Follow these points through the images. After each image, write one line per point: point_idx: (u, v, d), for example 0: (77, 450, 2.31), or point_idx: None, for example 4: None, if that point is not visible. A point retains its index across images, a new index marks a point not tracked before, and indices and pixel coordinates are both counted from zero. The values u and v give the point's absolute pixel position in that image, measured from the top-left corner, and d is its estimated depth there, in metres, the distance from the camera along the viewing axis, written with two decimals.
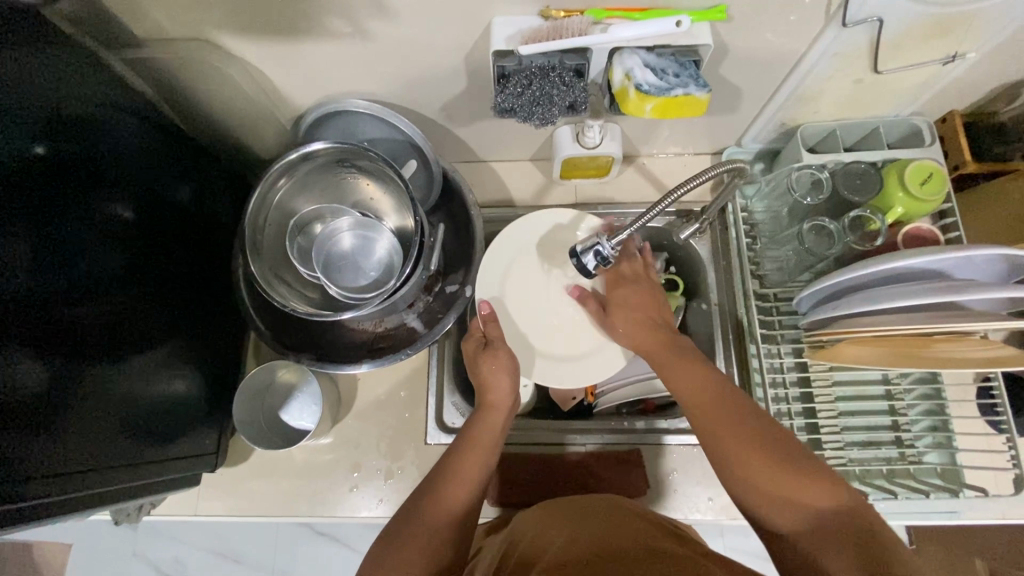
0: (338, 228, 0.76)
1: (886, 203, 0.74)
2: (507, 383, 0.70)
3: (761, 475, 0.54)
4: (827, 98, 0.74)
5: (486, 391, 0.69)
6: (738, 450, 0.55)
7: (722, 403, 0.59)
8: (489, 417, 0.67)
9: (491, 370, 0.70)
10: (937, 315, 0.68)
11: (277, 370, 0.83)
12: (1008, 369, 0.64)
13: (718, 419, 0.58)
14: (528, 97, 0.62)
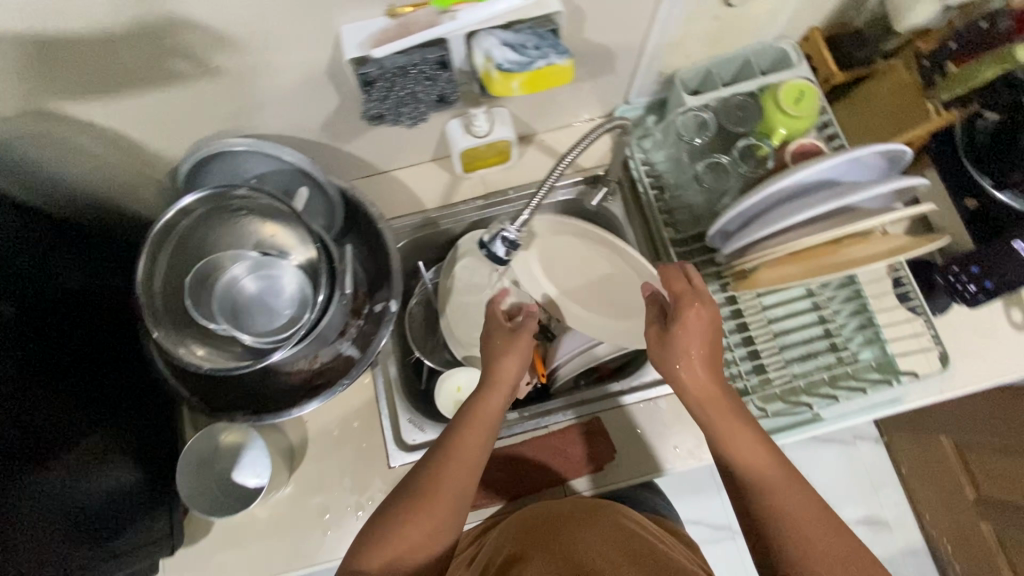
0: (237, 276, 0.72)
1: (769, 128, 0.76)
2: (514, 364, 0.71)
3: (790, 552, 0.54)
4: (692, 39, 0.77)
5: (493, 370, 0.71)
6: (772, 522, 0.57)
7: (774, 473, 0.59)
8: (491, 400, 0.69)
9: (504, 352, 0.72)
10: (838, 222, 0.71)
11: (219, 433, 0.79)
12: (909, 258, 0.68)
13: (788, 494, 0.57)
14: (393, 100, 0.62)
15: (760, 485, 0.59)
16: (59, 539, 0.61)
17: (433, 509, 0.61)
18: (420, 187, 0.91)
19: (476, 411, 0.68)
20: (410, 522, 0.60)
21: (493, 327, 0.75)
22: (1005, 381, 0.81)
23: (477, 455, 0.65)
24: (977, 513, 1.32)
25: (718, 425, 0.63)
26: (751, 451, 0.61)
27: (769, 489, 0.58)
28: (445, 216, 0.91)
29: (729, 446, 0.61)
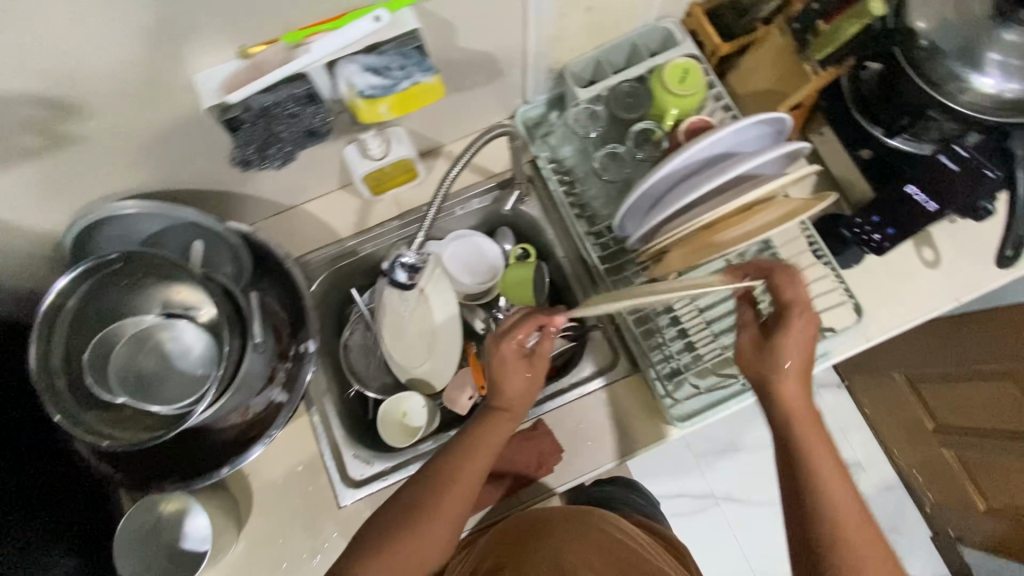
0: (136, 343, 0.70)
1: (661, 111, 0.77)
2: (523, 389, 0.71)
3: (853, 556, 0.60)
4: (572, 32, 0.76)
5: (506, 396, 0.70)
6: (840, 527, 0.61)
7: (841, 489, 0.63)
8: (501, 422, 0.70)
9: (521, 382, 0.70)
10: (733, 194, 0.71)
11: (158, 504, 0.76)
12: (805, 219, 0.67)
13: (850, 514, 0.62)
14: (258, 138, 0.59)
15: (824, 496, 0.62)
16: None
17: (433, 536, 0.64)
18: (333, 218, 0.89)
19: (485, 448, 0.68)
20: (412, 548, 0.63)
21: (505, 350, 0.70)
22: (926, 320, 0.83)
23: (473, 481, 0.67)
24: (940, 443, 1.36)
25: (800, 428, 0.65)
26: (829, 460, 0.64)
27: (830, 496, 0.62)
28: (363, 243, 0.89)
29: (807, 457, 0.64)
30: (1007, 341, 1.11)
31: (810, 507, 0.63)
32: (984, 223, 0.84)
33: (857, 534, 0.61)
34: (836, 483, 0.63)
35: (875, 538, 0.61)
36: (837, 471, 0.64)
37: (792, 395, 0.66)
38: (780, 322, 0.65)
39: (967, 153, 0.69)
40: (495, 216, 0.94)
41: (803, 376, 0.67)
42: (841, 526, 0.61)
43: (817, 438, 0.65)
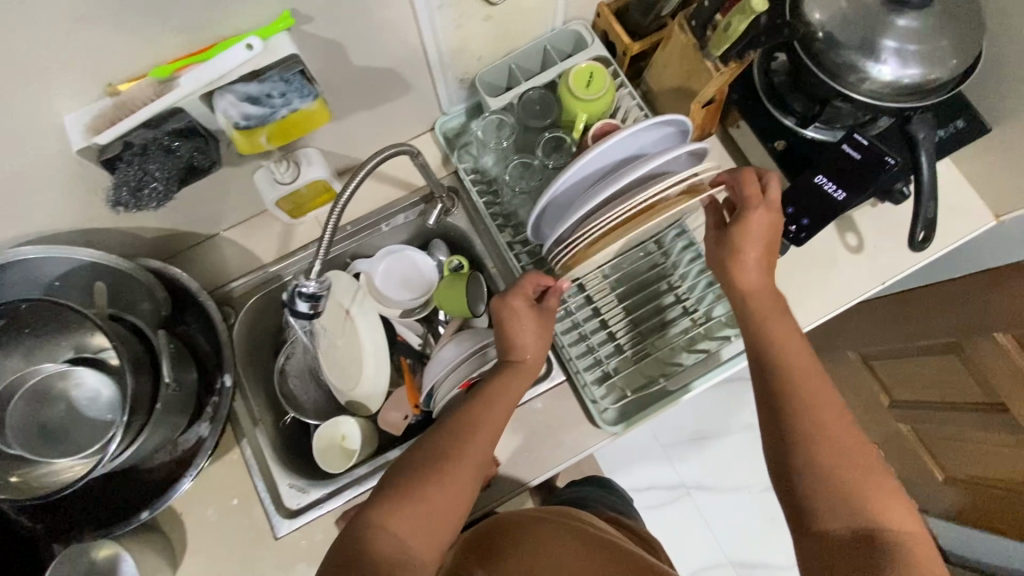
0: (38, 393, 0.69)
1: (571, 116, 0.76)
2: (534, 344, 0.72)
3: (824, 419, 0.62)
4: (476, 43, 0.75)
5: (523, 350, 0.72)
6: (808, 394, 0.64)
7: (822, 390, 0.64)
8: (517, 378, 0.72)
9: (530, 338, 0.72)
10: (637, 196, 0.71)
11: (90, 551, 0.71)
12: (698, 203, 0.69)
13: (821, 399, 0.64)
14: (128, 180, 0.57)
15: (797, 380, 0.65)
16: None
17: (457, 481, 0.63)
18: (255, 243, 0.88)
19: (500, 398, 0.69)
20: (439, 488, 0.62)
21: (519, 297, 0.72)
22: (849, 306, 0.84)
23: (494, 430, 0.68)
24: (894, 417, 1.37)
25: (761, 314, 0.69)
26: (795, 342, 0.67)
27: (797, 373, 0.65)
28: (288, 268, 0.88)
29: (778, 351, 0.67)
30: (944, 314, 1.12)
31: (788, 406, 0.64)
32: (901, 206, 0.85)
33: (835, 430, 0.62)
34: (814, 384, 0.65)
35: (854, 438, 0.62)
36: (819, 377, 0.65)
37: (768, 305, 0.69)
38: (740, 213, 0.68)
39: (866, 141, 0.73)
40: (424, 230, 0.93)
41: (771, 290, 0.69)
42: (817, 424, 0.63)
43: (797, 347, 0.67)
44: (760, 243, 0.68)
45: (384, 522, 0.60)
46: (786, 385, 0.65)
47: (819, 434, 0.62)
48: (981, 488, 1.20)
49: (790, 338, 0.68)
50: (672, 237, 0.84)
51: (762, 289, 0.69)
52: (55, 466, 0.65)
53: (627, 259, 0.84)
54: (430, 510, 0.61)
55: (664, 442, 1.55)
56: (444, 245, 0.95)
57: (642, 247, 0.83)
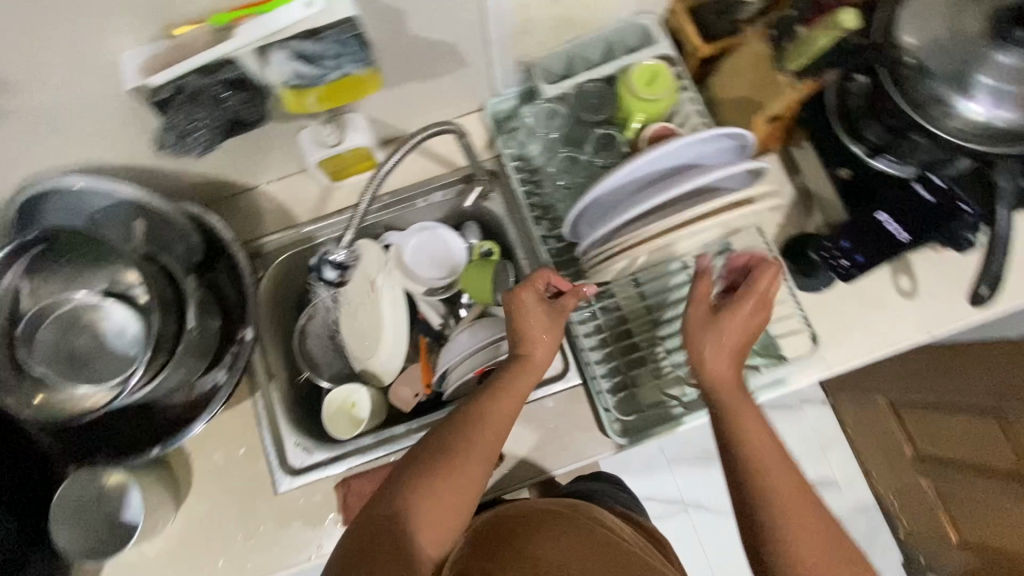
0: (74, 317, 0.71)
1: (627, 114, 0.73)
2: (545, 337, 0.70)
3: (811, 547, 0.55)
4: (539, 26, 0.73)
5: (529, 351, 0.69)
6: (787, 519, 0.56)
7: (792, 494, 0.57)
8: (524, 375, 0.69)
9: (539, 331, 0.70)
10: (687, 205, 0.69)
11: (100, 477, 0.77)
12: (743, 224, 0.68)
13: (803, 521, 0.56)
14: (176, 127, 0.58)
15: (772, 497, 0.57)
16: None
17: (462, 471, 0.62)
18: (292, 201, 0.88)
19: (509, 389, 0.67)
20: (440, 484, 0.60)
21: (529, 292, 0.69)
22: (895, 353, 0.78)
23: (506, 423, 0.66)
24: (917, 472, 1.31)
25: (731, 415, 0.62)
26: (772, 449, 0.60)
27: (773, 489, 0.57)
28: (321, 230, 0.88)
29: (755, 465, 0.59)
30: (991, 373, 1.05)
31: (766, 530, 0.57)
32: (967, 256, 0.79)
33: (807, 544, 0.55)
34: (784, 488, 0.57)
35: (827, 551, 0.55)
36: (792, 479, 0.58)
37: (742, 406, 0.62)
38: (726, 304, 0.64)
39: (941, 183, 0.68)
40: (460, 210, 0.92)
41: (740, 386, 0.63)
42: (788, 532, 0.56)
43: (766, 439, 0.60)
44: (737, 331, 0.63)
45: (380, 525, 0.59)
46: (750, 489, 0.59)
47: (784, 548, 0.55)
48: (998, 560, 1.14)
49: (766, 443, 0.60)
50: (714, 254, 0.80)
51: (734, 388, 0.63)
52: (75, 392, 0.67)
53: (663, 270, 0.81)
54: (425, 521, 0.59)
55: (671, 457, 1.53)
56: (479, 228, 0.94)
57: (680, 260, 0.80)
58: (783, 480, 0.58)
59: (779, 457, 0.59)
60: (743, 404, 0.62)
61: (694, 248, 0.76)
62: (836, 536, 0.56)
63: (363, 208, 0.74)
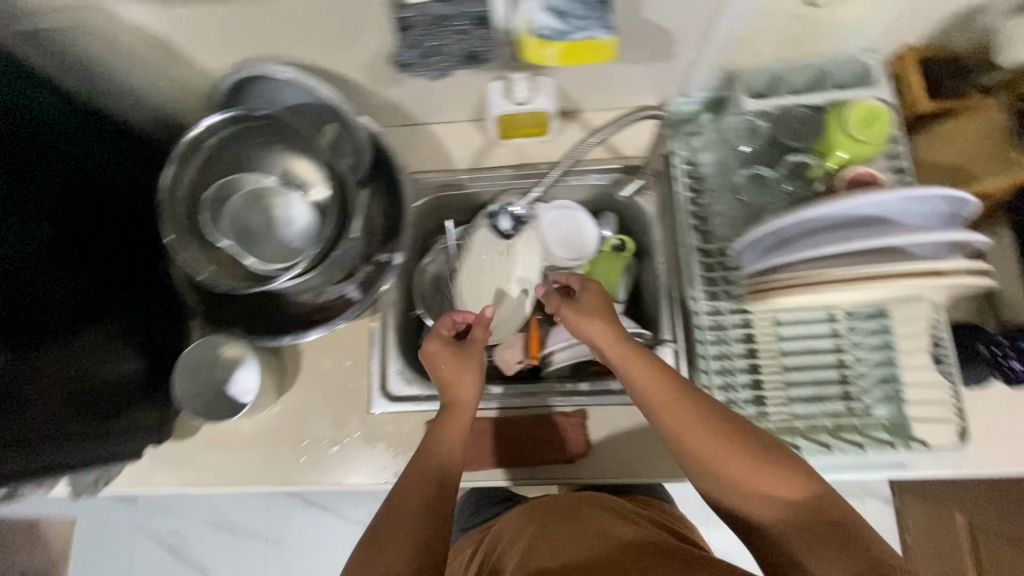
0: (255, 196, 0.75)
1: (828, 148, 0.70)
2: (465, 382, 0.71)
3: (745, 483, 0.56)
4: (764, 38, 0.70)
5: (450, 395, 0.71)
6: (721, 461, 0.57)
7: (705, 427, 0.59)
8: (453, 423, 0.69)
9: (455, 377, 0.71)
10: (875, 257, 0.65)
11: (220, 345, 0.83)
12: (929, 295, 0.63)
13: (728, 461, 0.57)
14: (423, 47, 0.61)
15: (702, 451, 0.58)
16: (70, 411, 0.68)
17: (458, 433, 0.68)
18: (454, 146, 0.90)
19: (453, 405, 0.71)
20: (432, 446, 0.66)
21: (433, 346, 0.73)
22: None
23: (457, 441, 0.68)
24: None
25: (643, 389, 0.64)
26: (684, 406, 0.61)
27: (693, 441, 0.59)
28: (474, 180, 0.90)
29: (674, 427, 0.61)
30: None
31: (717, 486, 0.58)
32: None
33: (738, 470, 0.56)
34: (696, 432, 0.59)
35: (750, 461, 0.56)
36: (699, 417, 0.60)
37: (649, 375, 0.64)
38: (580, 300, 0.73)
39: None
40: (607, 198, 0.92)
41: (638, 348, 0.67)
42: (721, 472, 0.57)
43: (670, 394, 0.62)
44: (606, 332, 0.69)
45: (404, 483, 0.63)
46: (679, 452, 0.61)
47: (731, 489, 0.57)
48: None
49: (678, 401, 0.62)
50: (864, 316, 0.77)
51: (628, 363, 0.66)
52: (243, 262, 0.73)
53: (808, 316, 0.77)
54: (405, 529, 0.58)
55: None
56: (619, 221, 0.93)
57: (829, 312, 0.76)
58: (698, 423, 0.60)
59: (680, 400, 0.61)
60: (643, 373, 0.65)
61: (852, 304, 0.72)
62: (756, 441, 0.58)
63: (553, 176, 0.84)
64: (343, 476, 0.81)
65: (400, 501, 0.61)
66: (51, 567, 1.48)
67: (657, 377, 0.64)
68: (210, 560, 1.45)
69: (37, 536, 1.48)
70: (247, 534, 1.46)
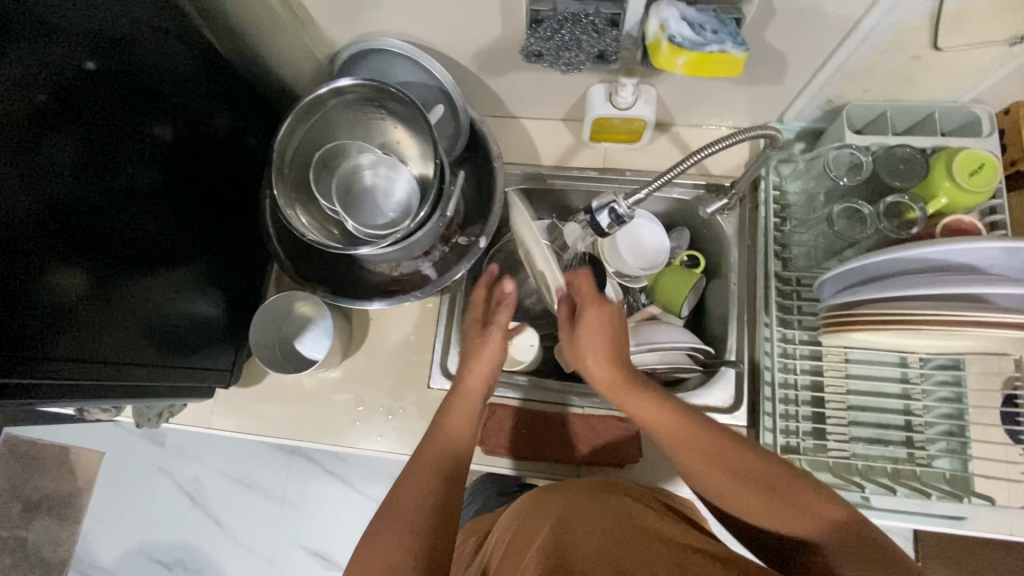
0: (360, 166, 0.80)
1: (929, 193, 0.71)
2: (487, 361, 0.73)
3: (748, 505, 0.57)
4: (878, 76, 0.71)
5: (466, 374, 0.73)
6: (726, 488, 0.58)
7: (720, 463, 0.58)
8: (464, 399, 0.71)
9: (475, 354, 0.74)
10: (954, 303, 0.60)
11: (294, 301, 0.86)
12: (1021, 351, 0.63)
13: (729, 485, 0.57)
14: (556, 42, 0.62)
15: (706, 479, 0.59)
16: (148, 337, 0.68)
17: (462, 421, 0.69)
18: (543, 142, 0.92)
19: (457, 394, 0.72)
20: (440, 424, 0.68)
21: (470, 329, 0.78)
22: None
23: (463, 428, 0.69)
24: None
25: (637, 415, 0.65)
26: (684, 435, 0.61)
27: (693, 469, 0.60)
28: (557, 177, 0.91)
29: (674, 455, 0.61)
30: None
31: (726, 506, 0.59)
32: None
33: (746, 500, 0.57)
34: (711, 467, 0.59)
35: (767, 498, 0.56)
36: (714, 451, 0.59)
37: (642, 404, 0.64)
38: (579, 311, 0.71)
39: None
40: (684, 213, 0.92)
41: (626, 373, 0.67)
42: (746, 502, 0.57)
43: (679, 427, 0.61)
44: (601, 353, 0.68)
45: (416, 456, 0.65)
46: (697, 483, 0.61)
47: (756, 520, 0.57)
48: None
49: (675, 430, 0.61)
50: (938, 365, 0.76)
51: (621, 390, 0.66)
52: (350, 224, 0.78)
53: (878, 357, 0.77)
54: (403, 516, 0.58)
55: None
56: (692, 237, 0.94)
57: (901, 355, 0.76)
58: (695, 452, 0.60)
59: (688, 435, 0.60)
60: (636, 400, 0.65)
61: (931, 351, 0.71)
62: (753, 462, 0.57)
63: (666, 175, 0.68)
64: (394, 445, 0.83)
65: (412, 479, 0.62)
66: (72, 496, 1.50)
67: (640, 399, 0.64)
68: (226, 513, 1.45)
69: (64, 464, 1.51)
70: (263, 495, 1.45)
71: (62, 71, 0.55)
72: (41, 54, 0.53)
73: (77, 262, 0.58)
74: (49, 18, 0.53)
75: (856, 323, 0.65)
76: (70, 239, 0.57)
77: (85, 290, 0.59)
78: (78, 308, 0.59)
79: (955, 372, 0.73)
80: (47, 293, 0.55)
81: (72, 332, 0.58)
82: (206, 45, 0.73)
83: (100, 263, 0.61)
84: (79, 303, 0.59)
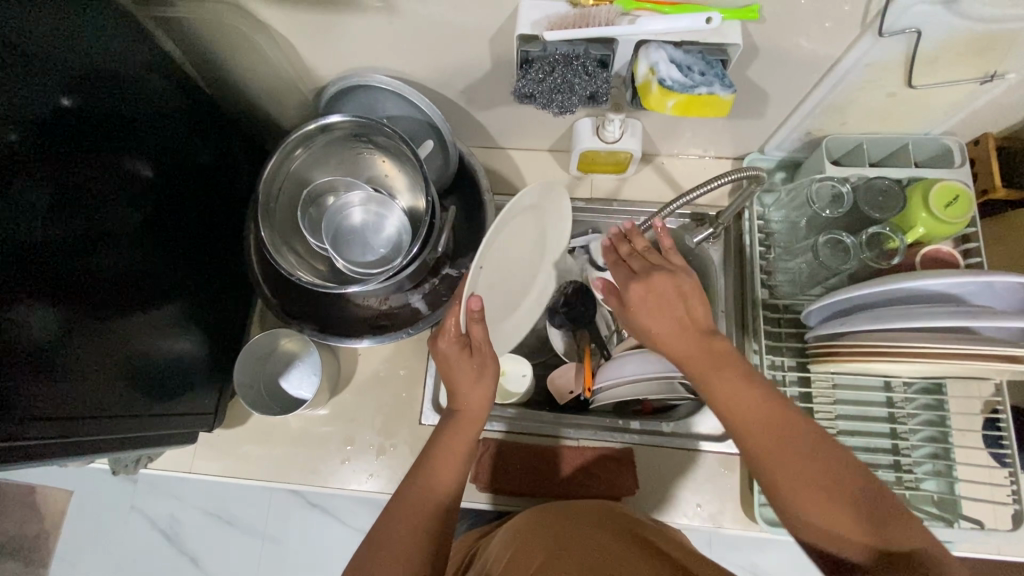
0: (349, 202, 0.79)
1: (907, 223, 0.73)
2: (474, 391, 0.66)
3: (807, 500, 0.52)
4: (856, 110, 0.73)
5: (460, 404, 0.67)
6: (786, 479, 0.53)
7: (793, 456, 0.53)
8: (458, 434, 0.66)
9: (466, 381, 0.65)
10: (943, 335, 0.62)
11: (280, 338, 0.84)
12: (1006, 377, 0.64)
13: (787, 474, 0.53)
14: (548, 84, 0.62)
15: (763, 459, 0.54)
16: (125, 380, 0.65)
17: (454, 464, 0.64)
18: (531, 171, 0.92)
19: (450, 439, 0.65)
20: (429, 468, 0.64)
21: (443, 339, 0.63)
22: None
23: (456, 467, 0.65)
24: None
25: (704, 382, 0.59)
26: (758, 411, 0.56)
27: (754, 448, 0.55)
28: None
29: (735, 426, 0.57)
30: None
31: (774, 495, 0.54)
32: None
33: (805, 497, 0.52)
34: (772, 457, 0.54)
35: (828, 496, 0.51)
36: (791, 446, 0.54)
37: (706, 364, 0.59)
38: (646, 273, 0.64)
39: None
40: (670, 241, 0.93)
41: (702, 335, 0.61)
42: (803, 508, 0.52)
43: (755, 407, 0.56)
44: (671, 327, 0.62)
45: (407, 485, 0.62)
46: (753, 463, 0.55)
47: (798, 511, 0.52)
48: None
49: (751, 407, 0.56)
50: (922, 389, 0.78)
51: (692, 355, 0.60)
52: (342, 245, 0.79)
53: (862, 382, 0.79)
54: (390, 547, 0.58)
55: None
56: None
57: (885, 380, 0.78)
58: (762, 430, 0.55)
59: (768, 421, 0.55)
60: (709, 369, 0.59)
61: (913, 376, 0.73)
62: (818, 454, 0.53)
63: (667, 207, 0.70)
64: (384, 485, 0.80)
65: (400, 514, 0.61)
66: (38, 536, 1.42)
67: (709, 359, 0.59)
68: (205, 550, 1.39)
69: (27, 502, 1.42)
70: (243, 530, 1.40)
71: (35, 110, 0.53)
72: (13, 95, 0.51)
73: (48, 307, 0.55)
74: (23, 59, 0.51)
75: (843, 356, 0.66)
76: (40, 284, 0.54)
77: (56, 336, 0.56)
78: (53, 353, 0.56)
79: (936, 395, 0.75)
80: (18, 335, 0.52)
81: (46, 380, 0.55)
82: (184, 79, 0.71)
83: (74, 307, 0.58)
84: (52, 347, 0.56)
